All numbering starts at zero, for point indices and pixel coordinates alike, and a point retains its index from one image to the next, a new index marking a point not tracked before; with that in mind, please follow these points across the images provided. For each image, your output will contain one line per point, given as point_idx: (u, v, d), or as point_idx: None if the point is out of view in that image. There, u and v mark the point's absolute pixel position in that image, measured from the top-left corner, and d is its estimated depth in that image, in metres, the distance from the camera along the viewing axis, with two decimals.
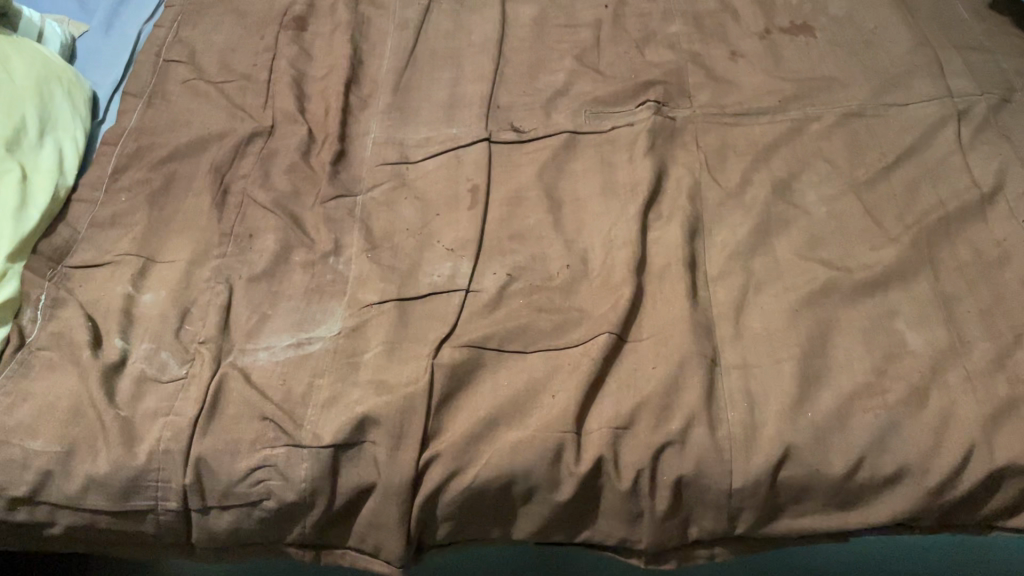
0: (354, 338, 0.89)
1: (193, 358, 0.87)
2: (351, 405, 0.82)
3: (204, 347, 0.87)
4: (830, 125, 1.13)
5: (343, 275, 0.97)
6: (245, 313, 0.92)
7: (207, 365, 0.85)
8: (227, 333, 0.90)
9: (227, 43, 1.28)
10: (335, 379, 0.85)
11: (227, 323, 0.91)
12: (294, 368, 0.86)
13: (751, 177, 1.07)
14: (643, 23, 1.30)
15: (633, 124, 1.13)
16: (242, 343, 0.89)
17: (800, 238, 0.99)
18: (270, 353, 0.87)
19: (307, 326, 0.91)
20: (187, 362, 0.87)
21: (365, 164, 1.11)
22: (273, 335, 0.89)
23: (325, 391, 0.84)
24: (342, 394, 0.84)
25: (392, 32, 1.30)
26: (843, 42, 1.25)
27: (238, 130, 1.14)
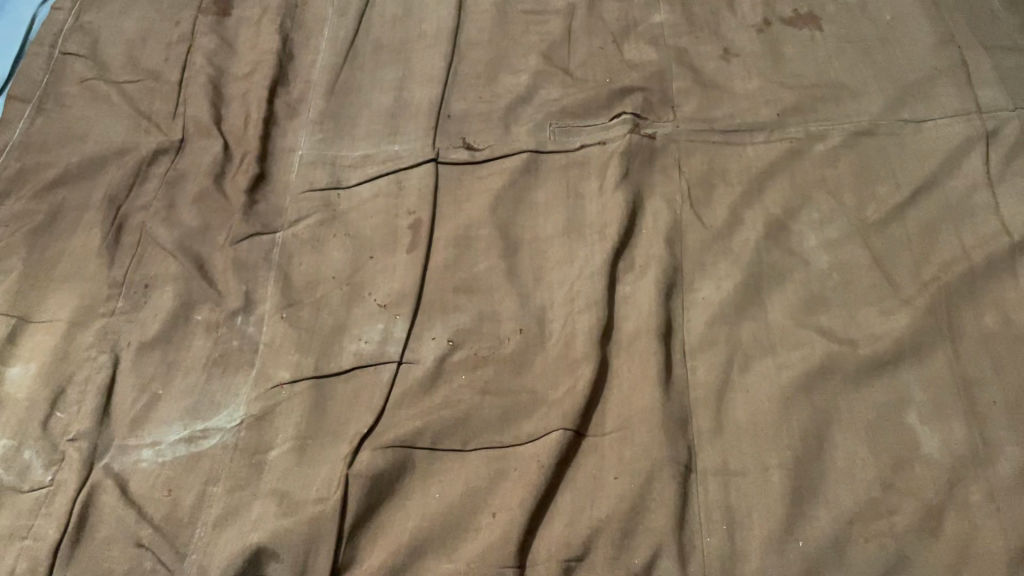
0: (260, 430, 0.75)
1: (64, 459, 0.73)
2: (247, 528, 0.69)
3: (76, 446, 0.73)
4: (836, 146, 0.96)
5: (253, 339, 0.81)
6: (131, 394, 0.77)
7: (77, 470, 0.71)
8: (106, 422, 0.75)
9: (136, 31, 1.10)
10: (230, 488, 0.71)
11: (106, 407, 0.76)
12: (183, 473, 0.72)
13: (742, 214, 0.91)
14: (624, 9, 1.11)
15: (605, 144, 0.97)
16: (124, 437, 0.74)
17: (797, 297, 0.83)
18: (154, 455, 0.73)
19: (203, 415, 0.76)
20: (57, 464, 0.72)
21: (290, 189, 0.95)
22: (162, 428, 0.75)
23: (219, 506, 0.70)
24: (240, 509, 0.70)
25: (330, 18, 1.11)
26: (854, 37, 1.07)
27: (142, 146, 0.97)
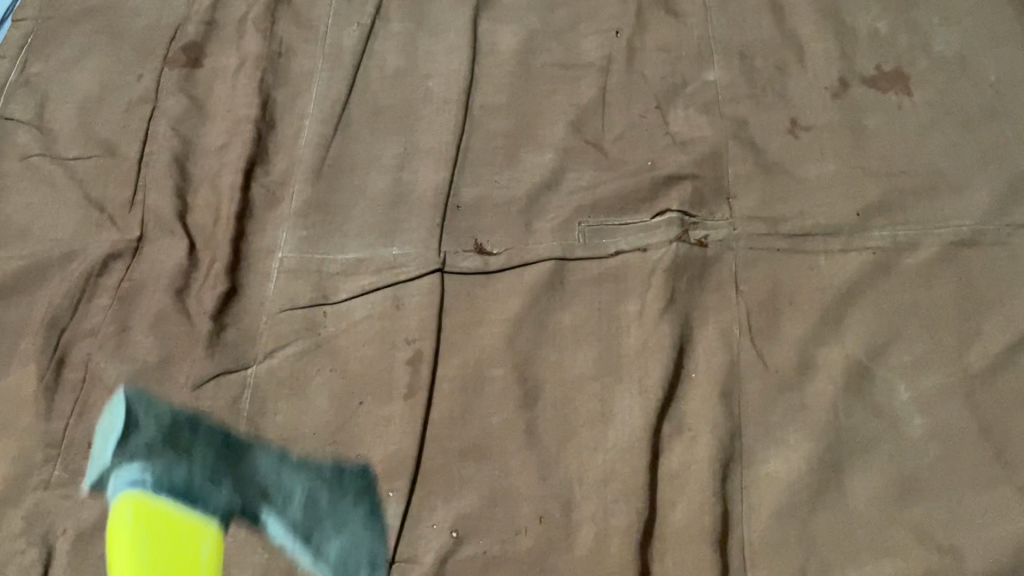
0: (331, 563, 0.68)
1: (212, 488, 0.70)
2: (347, 532, 0.69)
3: (202, 510, 0.69)
4: (931, 260, 0.78)
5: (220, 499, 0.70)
6: (188, 422, 0.72)
7: (260, 444, 0.72)
8: (235, 506, 0.69)
9: (89, 86, 0.92)
10: (339, 513, 0.69)
11: (181, 415, 0.73)
12: (328, 518, 0.69)
13: (816, 355, 0.74)
14: (671, 63, 0.93)
15: (646, 252, 0.80)
16: (235, 380, 0.74)
17: (885, 480, 0.68)
18: (270, 473, 0.71)
19: (326, 539, 0.69)
20: (203, 502, 0.69)
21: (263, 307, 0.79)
22: (314, 550, 0.68)
23: (340, 549, 0.68)
24: (336, 527, 0.69)
25: (320, 71, 0.93)
26: (953, 106, 0.88)
27: (92, 247, 0.81)
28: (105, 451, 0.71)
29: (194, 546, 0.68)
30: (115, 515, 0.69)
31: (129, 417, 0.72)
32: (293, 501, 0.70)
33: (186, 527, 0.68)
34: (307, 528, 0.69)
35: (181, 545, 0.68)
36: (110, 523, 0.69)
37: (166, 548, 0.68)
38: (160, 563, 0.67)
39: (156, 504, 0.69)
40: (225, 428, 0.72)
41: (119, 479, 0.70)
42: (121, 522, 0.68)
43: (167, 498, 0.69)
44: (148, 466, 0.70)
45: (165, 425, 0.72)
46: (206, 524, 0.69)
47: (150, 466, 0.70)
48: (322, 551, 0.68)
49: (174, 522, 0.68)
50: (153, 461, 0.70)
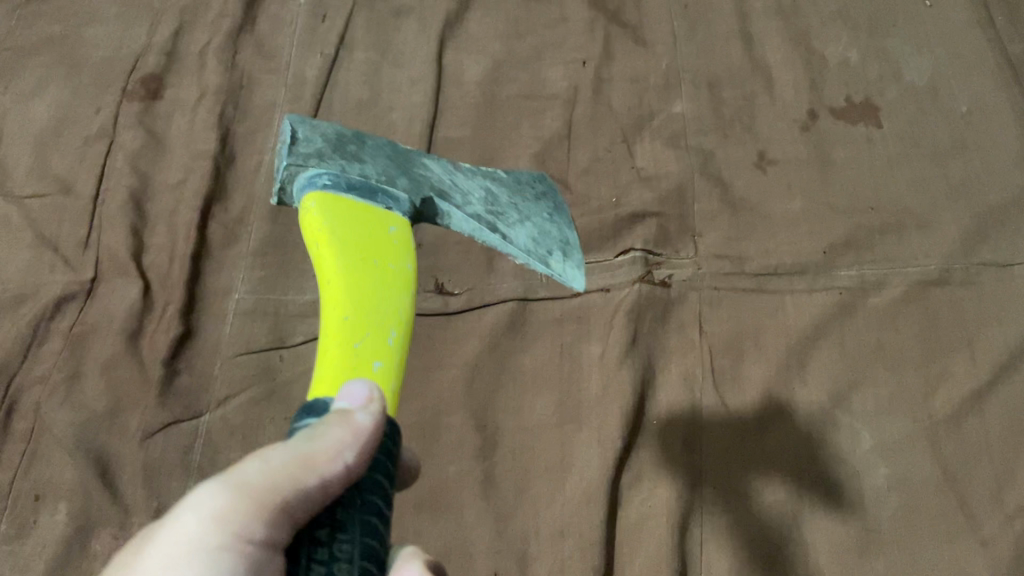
0: (521, 233, 0.69)
1: (392, 188, 0.63)
2: (556, 234, 0.72)
3: (393, 206, 0.62)
4: (898, 299, 0.77)
5: (376, 205, 0.62)
6: (361, 143, 0.65)
7: (435, 168, 0.69)
8: (427, 197, 0.65)
9: (46, 120, 0.90)
10: (540, 223, 0.72)
11: (365, 143, 0.66)
12: (513, 209, 0.71)
13: (780, 399, 0.72)
14: (637, 93, 0.91)
15: (609, 292, 0.78)
16: (408, 152, 0.68)
17: (848, 532, 0.67)
18: (445, 181, 0.68)
19: (510, 224, 0.69)
20: (386, 194, 0.62)
21: (371, 187, 0.62)
22: (503, 231, 0.67)
23: (532, 232, 0.70)
24: (541, 232, 0.71)
25: (281, 104, 0.92)
26: (922, 138, 0.86)
27: (45, 288, 0.80)
28: (298, 180, 0.63)
29: (384, 225, 0.61)
30: (305, 211, 0.60)
31: (296, 136, 0.63)
32: (473, 198, 0.69)
33: (377, 218, 0.61)
34: (497, 211, 0.69)
35: (375, 244, 0.60)
36: (303, 217, 0.60)
37: (352, 239, 0.59)
38: (358, 234, 0.59)
39: (345, 202, 0.61)
40: (395, 150, 0.67)
41: (305, 181, 0.62)
42: (313, 209, 0.60)
43: (360, 198, 0.61)
44: (339, 173, 0.62)
45: (338, 145, 0.64)
46: (388, 215, 0.62)
47: (340, 172, 0.62)
48: (510, 230, 0.68)
49: (369, 214, 0.61)
50: (336, 163, 0.62)
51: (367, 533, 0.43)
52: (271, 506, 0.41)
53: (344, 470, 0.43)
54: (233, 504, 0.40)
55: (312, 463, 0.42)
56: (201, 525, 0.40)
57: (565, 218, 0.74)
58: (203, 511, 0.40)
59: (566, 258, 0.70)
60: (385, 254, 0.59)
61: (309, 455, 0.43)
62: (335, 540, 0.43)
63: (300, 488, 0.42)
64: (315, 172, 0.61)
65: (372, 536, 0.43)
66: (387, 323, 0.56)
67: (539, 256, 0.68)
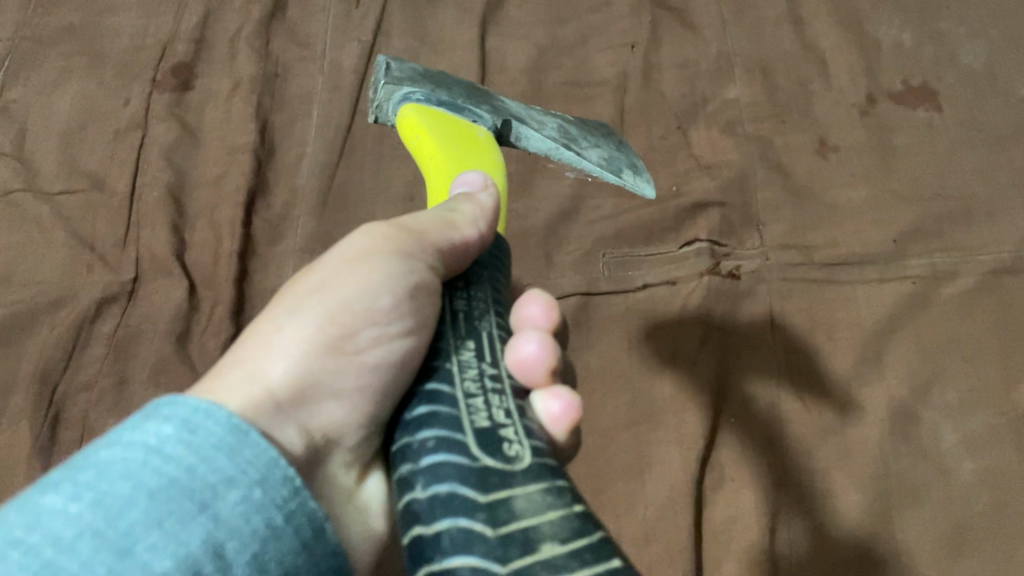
0: (595, 156, 0.68)
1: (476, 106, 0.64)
2: (629, 161, 0.69)
3: (478, 120, 0.64)
4: (971, 289, 0.74)
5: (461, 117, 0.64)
6: (446, 79, 0.68)
7: (514, 103, 0.69)
8: (506, 120, 0.65)
9: (73, 113, 0.86)
10: (611, 151, 0.70)
11: (450, 78, 0.68)
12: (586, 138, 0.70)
13: (858, 394, 0.70)
14: (689, 79, 0.89)
15: (675, 285, 0.77)
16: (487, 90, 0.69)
17: (938, 530, 0.64)
18: (521, 110, 0.68)
19: (585, 149, 0.68)
20: (471, 109, 0.64)
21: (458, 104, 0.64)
22: (577, 150, 0.67)
23: (604, 155, 0.69)
24: (615, 155, 0.69)
25: (320, 94, 0.88)
26: (983, 122, 0.84)
27: (84, 290, 0.76)
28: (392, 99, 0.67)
29: (471, 130, 0.63)
30: (403, 119, 0.64)
31: (389, 68, 0.66)
32: (549, 125, 0.68)
33: (464, 127, 0.63)
34: (570, 137, 0.68)
35: (464, 141, 0.62)
36: (401, 125, 0.64)
37: (442, 135, 0.62)
38: (448, 133, 0.62)
39: (435, 114, 0.63)
40: (475, 86, 0.68)
41: (400, 100, 0.65)
42: (409, 116, 0.63)
43: (449, 111, 0.64)
44: (430, 93, 0.64)
45: (428, 75, 0.67)
46: (475, 127, 0.63)
47: (431, 92, 0.64)
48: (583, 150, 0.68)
49: (458, 123, 0.63)
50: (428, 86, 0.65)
51: (495, 293, 0.52)
52: (423, 241, 0.49)
53: (480, 235, 0.52)
54: (389, 232, 0.50)
55: (456, 220, 0.51)
56: (368, 242, 0.49)
57: (636, 156, 0.71)
58: (369, 235, 0.49)
59: (637, 175, 0.68)
60: (474, 146, 0.62)
61: (451, 216, 0.51)
62: (470, 290, 0.51)
63: (444, 239, 0.50)
64: (406, 90, 0.64)
65: (498, 299, 0.52)
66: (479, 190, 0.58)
67: (610, 170, 0.67)
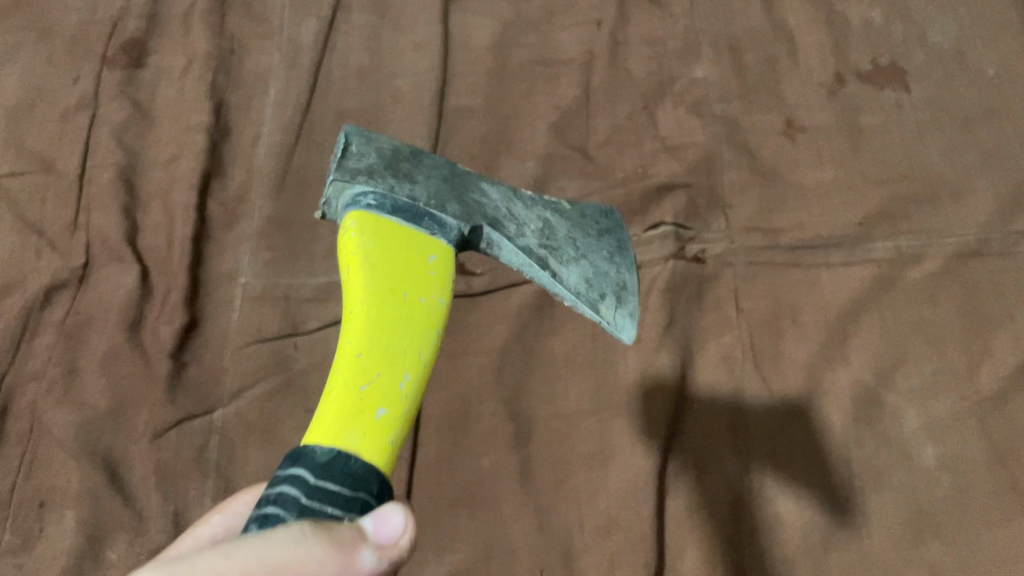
0: (574, 272, 0.58)
1: (440, 213, 0.54)
2: (614, 276, 0.59)
3: (439, 233, 0.54)
4: (936, 272, 0.74)
5: (419, 230, 0.54)
6: (417, 161, 0.57)
7: (493, 192, 0.59)
8: (475, 225, 0.55)
9: (19, 91, 0.83)
10: (598, 261, 0.59)
11: (422, 162, 0.57)
12: (571, 245, 0.59)
13: (822, 379, 0.70)
14: (655, 57, 0.87)
15: (639, 269, 0.76)
16: (467, 173, 0.59)
17: (899, 514, 0.64)
18: (500, 207, 0.58)
19: (564, 262, 0.58)
20: (431, 219, 0.54)
21: (417, 211, 0.54)
22: (555, 268, 0.57)
23: (586, 272, 0.58)
24: (600, 272, 0.59)
25: (277, 72, 0.86)
26: (950, 103, 0.83)
27: (31, 276, 0.73)
28: (341, 197, 0.56)
29: (424, 253, 0.53)
30: (344, 231, 0.54)
31: (346, 148, 0.55)
32: (528, 229, 0.58)
33: (420, 243, 0.53)
34: (552, 246, 0.58)
35: (410, 273, 0.52)
36: (341, 237, 0.54)
37: (382, 267, 0.51)
38: (392, 263, 0.52)
39: (388, 224, 0.53)
40: (453, 169, 0.58)
41: (348, 202, 0.55)
42: (350, 230, 0.53)
43: (404, 221, 0.53)
44: (387, 194, 0.54)
45: (392, 162, 0.56)
46: (432, 242, 0.54)
47: (388, 193, 0.54)
48: (563, 269, 0.57)
49: (413, 238, 0.53)
50: (386, 182, 0.54)
51: None
52: None
53: None
54: None
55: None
56: None
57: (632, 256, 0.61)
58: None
59: (620, 305, 0.58)
60: (417, 286, 0.51)
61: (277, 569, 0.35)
62: None
63: None
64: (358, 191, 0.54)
65: None
66: (393, 373, 0.48)
67: (589, 301, 0.56)
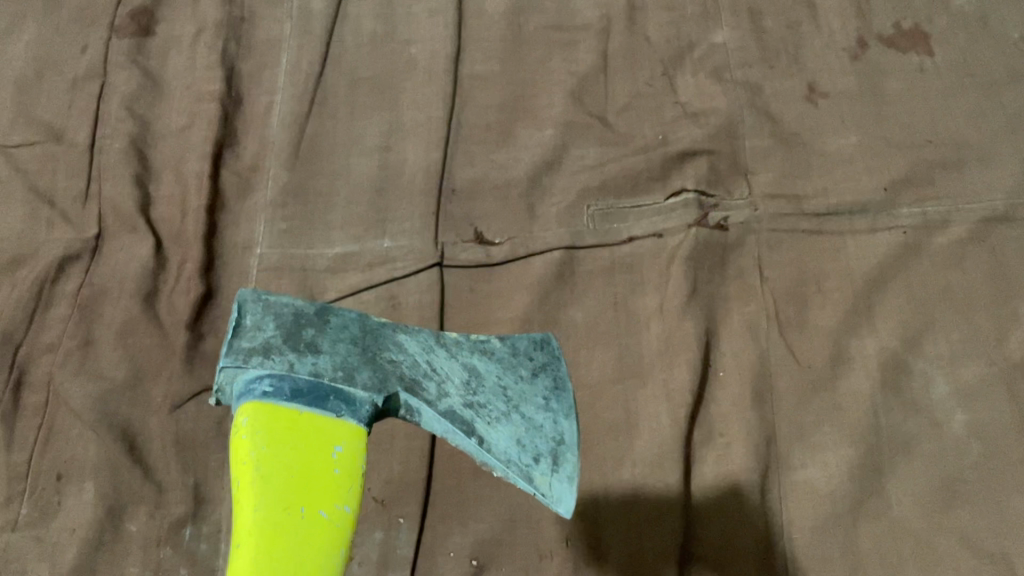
0: (505, 434, 0.54)
1: (349, 386, 0.52)
2: (549, 430, 0.55)
3: (347, 413, 0.51)
4: (963, 238, 0.73)
5: (324, 414, 0.51)
6: (323, 322, 0.53)
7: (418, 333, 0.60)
8: (390, 392, 0.53)
9: (27, 61, 0.81)
10: (533, 412, 0.56)
11: (328, 323, 0.53)
12: (501, 395, 0.56)
13: (848, 347, 0.69)
14: (674, 22, 0.85)
15: (661, 237, 0.74)
16: (382, 326, 0.56)
17: (930, 481, 0.63)
18: (420, 363, 0.55)
19: (492, 421, 0.54)
20: (336, 399, 0.51)
21: (324, 392, 0.51)
22: (481, 433, 0.53)
23: (518, 430, 0.55)
24: (534, 427, 0.55)
25: (289, 39, 0.84)
26: (976, 66, 0.81)
27: (45, 248, 0.72)
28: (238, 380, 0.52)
29: (330, 443, 0.51)
30: (236, 427, 0.51)
31: (240, 322, 0.52)
32: (449, 386, 0.55)
33: (327, 432, 0.51)
34: (477, 403, 0.55)
35: (315, 478, 0.49)
36: (233, 435, 0.51)
37: (276, 478, 0.49)
38: (288, 468, 0.49)
39: (286, 412, 0.50)
40: (365, 324, 0.55)
41: (242, 387, 0.51)
42: (243, 428, 0.50)
43: (306, 406, 0.51)
44: (285, 373, 0.51)
45: (293, 331, 0.52)
46: (341, 427, 0.51)
47: (285, 373, 0.51)
48: (490, 433, 0.54)
49: (317, 429, 0.50)
50: (283, 360, 0.51)
51: None
52: None
53: None
54: None
55: None
56: None
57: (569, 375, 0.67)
58: None
59: (557, 469, 0.54)
60: (320, 498, 0.49)
61: None
62: None
63: None
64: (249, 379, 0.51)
65: None
66: None
67: (521, 469, 0.53)
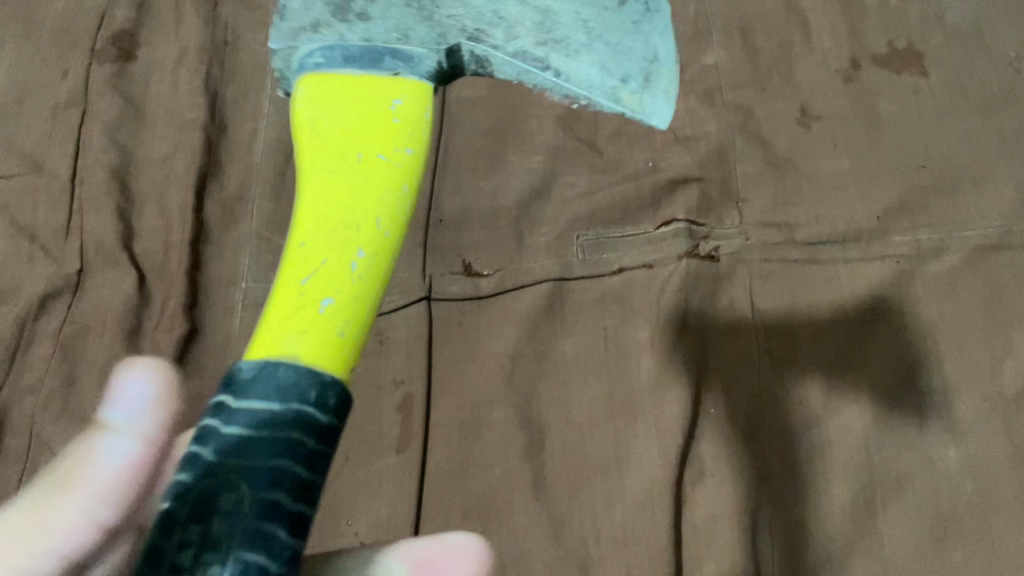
0: (589, 62, 0.59)
1: (406, 46, 0.56)
2: (638, 51, 0.60)
3: (404, 72, 0.55)
4: (956, 267, 0.72)
5: (380, 73, 0.55)
6: None
7: None
8: (451, 45, 0.57)
9: (6, 88, 0.80)
10: (617, 38, 0.60)
11: None
12: (582, 27, 0.59)
13: (841, 380, 0.68)
14: None
15: (651, 268, 0.73)
16: None
17: (922, 520, 0.63)
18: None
19: (573, 52, 0.59)
20: (392, 59, 0.55)
21: (378, 54, 0.55)
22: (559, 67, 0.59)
23: (601, 57, 0.59)
24: (620, 51, 0.60)
25: (273, 64, 0.83)
26: (971, 87, 0.80)
27: (26, 285, 0.71)
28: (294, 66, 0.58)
29: (388, 96, 0.54)
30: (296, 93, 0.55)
31: (285, 11, 0.57)
32: (523, 24, 0.59)
33: (385, 89, 0.54)
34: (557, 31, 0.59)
35: (375, 125, 0.52)
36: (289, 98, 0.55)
37: (335, 127, 0.52)
38: (345, 117, 0.52)
39: (342, 79, 0.54)
40: None
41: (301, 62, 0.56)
42: (298, 99, 0.54)
43: (361, 70, 0.55)
44: (337, 44, 0.56)
45: (342, 6, 0.57)
46: (399, 82, 0.55)
47: (337, 45, 0.56)
48: (574, 61, 0.59)
49: (374, 85, 0.54)
50: (331, 33, 0.56)
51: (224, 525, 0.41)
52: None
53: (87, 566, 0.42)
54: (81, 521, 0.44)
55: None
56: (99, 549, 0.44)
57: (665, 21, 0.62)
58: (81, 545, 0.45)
59: (643, 86, 0.60)
60: (382, 138, 0.52)
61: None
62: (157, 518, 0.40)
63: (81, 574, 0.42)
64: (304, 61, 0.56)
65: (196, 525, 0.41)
66: (354, 241, 0.47)
67: (607, 94, 0.59)
